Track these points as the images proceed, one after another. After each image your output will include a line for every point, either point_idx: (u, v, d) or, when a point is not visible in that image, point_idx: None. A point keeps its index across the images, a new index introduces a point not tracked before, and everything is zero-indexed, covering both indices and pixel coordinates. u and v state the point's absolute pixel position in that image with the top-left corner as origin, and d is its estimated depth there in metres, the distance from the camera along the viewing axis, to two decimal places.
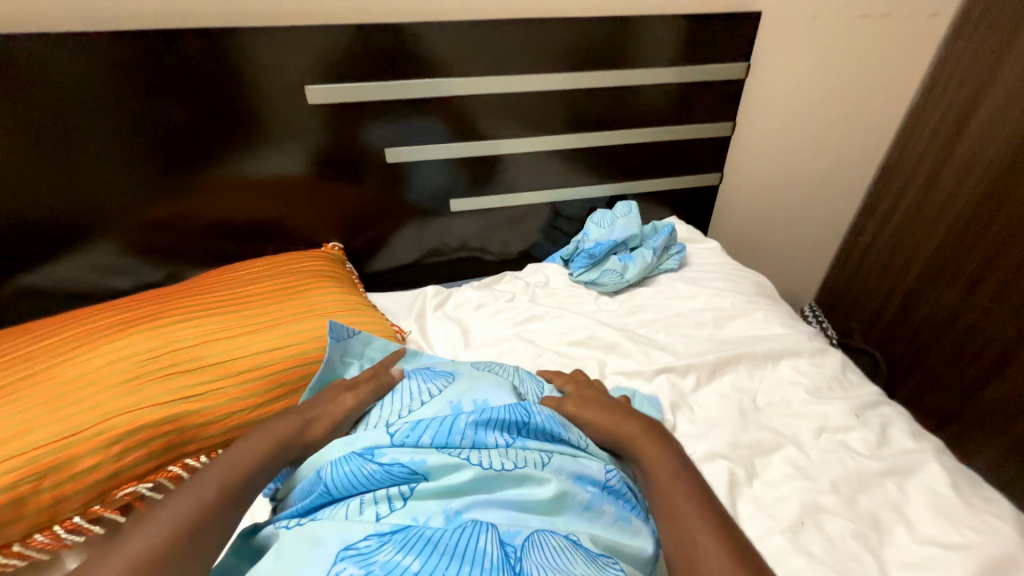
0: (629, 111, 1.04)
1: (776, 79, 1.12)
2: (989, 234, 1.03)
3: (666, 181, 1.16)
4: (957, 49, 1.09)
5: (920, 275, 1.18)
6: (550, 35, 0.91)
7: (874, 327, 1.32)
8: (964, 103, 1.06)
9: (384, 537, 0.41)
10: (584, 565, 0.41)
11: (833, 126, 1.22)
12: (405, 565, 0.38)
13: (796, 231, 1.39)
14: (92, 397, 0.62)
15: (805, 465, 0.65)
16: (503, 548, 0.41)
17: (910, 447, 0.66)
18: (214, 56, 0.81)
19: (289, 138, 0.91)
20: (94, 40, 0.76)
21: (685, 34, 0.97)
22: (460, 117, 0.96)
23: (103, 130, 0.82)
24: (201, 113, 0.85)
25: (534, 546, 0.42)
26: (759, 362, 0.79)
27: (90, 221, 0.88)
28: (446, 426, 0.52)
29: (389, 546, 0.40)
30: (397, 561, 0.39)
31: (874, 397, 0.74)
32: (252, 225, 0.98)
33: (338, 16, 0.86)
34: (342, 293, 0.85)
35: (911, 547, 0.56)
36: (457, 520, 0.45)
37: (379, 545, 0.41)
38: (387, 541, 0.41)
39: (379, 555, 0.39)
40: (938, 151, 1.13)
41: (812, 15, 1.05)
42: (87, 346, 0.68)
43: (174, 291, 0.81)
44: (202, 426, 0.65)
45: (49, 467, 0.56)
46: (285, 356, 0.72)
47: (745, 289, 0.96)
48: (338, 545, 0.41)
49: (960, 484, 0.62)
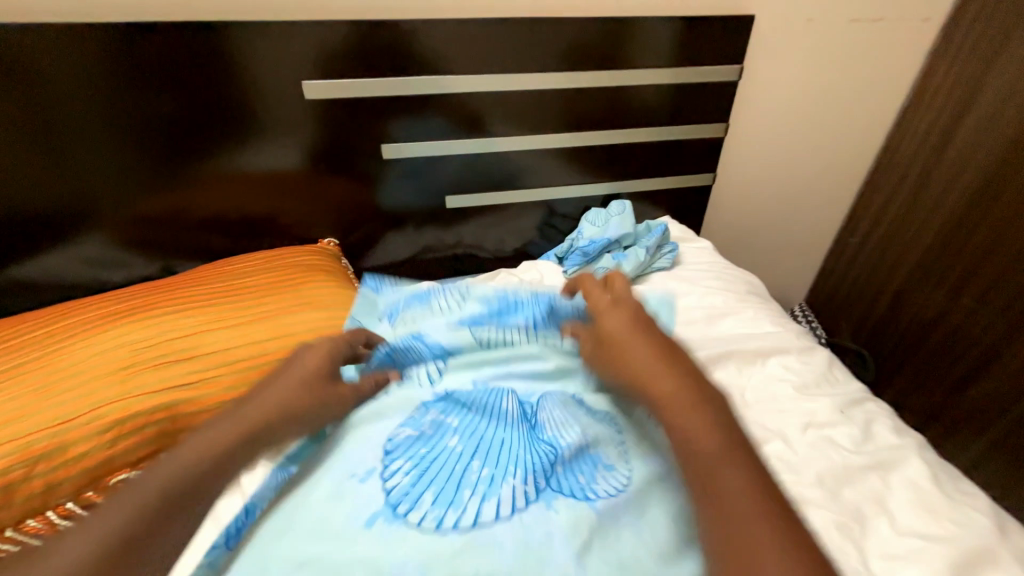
0: (624, 111, 1.05)
1: (770, 83, 1.14)
2: (978, 235, 1.05)
3: (659, 181, 1.17)
4: (946, 55, 1.11)
5: (908, 276, 1.20)
6: (547, 34, 0.92)
7: (862, 326, 1.35)
8: (953, 109, 1.09)
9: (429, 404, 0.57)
10: (586, 415, 0.56)
11: (824, 130, 1.24)
12: (447, 421, 0.54)
13: (788, 232, 1.41)
14: (85, 384, 0.63)
15: (792, 459, 0.66)
16: (522, 407, 0.57)
17: (894, 443, 0.68)
18: (211, 48, 0.81)
19: (283, 132, 0.91)
20: (89, 32, 0.75)
21: (679, 36, 0.99)
22: (458, 115, 0.97)
23: (100, 123, 0.82)
24: (197, 105, 0.85)
25: (547, 403, 0.58)
26: (749, 358, 0.80)
27: (83, 212, 0.88)
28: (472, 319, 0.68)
29: (434, 409, 0.56)
30: (441, 419, 0.54)
31: (859, 394, 0.76)
32: (248, 219, 0.98)
33: (337, 14, 0.87)
34: (338, 286, 0.85)
35: (894, 538, 0.57)
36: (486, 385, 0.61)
37: (426, 409, 0.56)
38: (432, 407, 0.56)
39: (427, 416, 0.55)
40: (929, 154, 1.15)
41: (806, 19, 1.07)
42: (80, 335, 0.69)
43: (165, 283, 0.81)
44: (195, 415, 0.66)
45: (41, 454, 0.57)
46: (280, 348, 0.72)
47: (737, 287, 0.98)
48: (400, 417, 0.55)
49: (941, 477, 0.63)
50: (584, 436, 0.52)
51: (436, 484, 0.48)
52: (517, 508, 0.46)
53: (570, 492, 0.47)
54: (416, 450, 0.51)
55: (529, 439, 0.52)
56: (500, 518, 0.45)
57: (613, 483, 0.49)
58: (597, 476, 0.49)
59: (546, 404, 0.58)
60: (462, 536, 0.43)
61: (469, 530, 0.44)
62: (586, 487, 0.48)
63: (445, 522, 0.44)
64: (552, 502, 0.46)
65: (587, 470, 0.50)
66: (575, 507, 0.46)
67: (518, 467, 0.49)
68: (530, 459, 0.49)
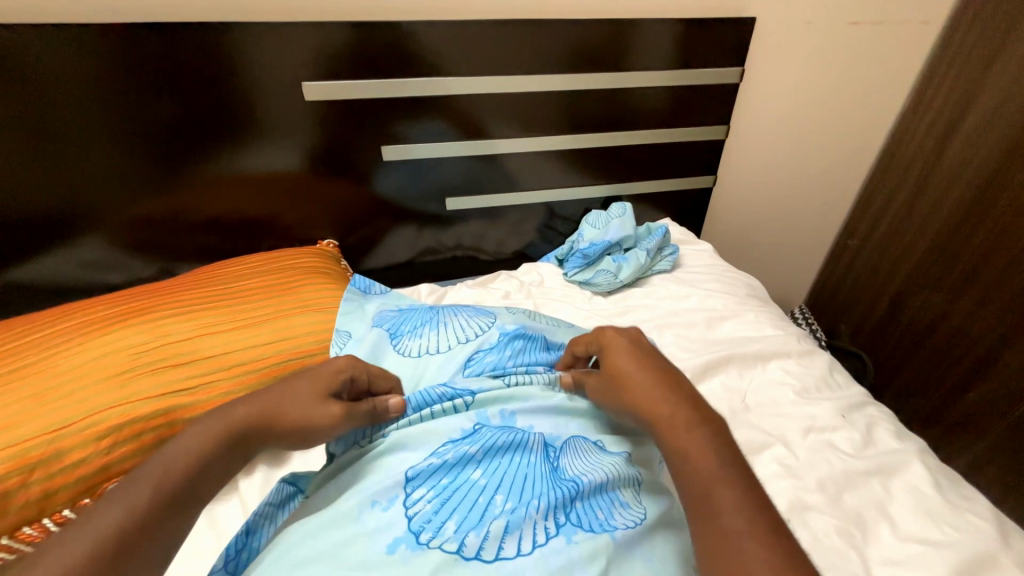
0: (624, 113, 1.05)
1: (770, 85, 1.14)
2: (977, 238, 1.05)
3: (659, 183, 1.17)
4: (946, 58, 1.11)
5: (908, 278, 1.20)
6: (547, 34, 0.92)
7: (861, 329, 1.35)
8: (953, 112, 1.09)
9: (458, 440, 0.53)
10: (608, 460, 0.54)
11: (824, 132, 1.24)
12: (467, 451, 0.52)
13: (788, 234, 1.41)
14: (83, 390, 0.62)
15: (793, 464, 0.66)
16: (546, 448, 0.54)
17: (895, 447, 0.68)
18: (209, 49, 0.80)
19: (282, 133, 0.91)
20: (85, 33, 0.75)
21: (679, 38, 0.98)
22: (458, 116, 0.96)
23: (96, 125, 0.81)
24: (194, 107, 0.84)
25: (570, 448, 0.55)
26: (749, 362, 0.80)
27: (80, 213, 0.87)
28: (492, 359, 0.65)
29: (461, 442, 0.53)
30: (464, 450, 0.52)
31: (860, 398, 0.76)
32: (247, 221, 0.98)
33: (336, 15, 0.86)
34: (336, 288, 0.85)
35: (895, 545, 0.57)
36: (512, 419, 0.58)
37: (455, 443, 0.53)
38: (460, 441, 0.53)
39: (452, 452, 0.52)
40: (929, 156, 1.14)
41: (806, 21, 1.06)
42: (76, 340, 0.68)
43: (163, 286, 0.81)
44: (193, 422, 0.65)
45: (38, 460, 0.57)
46: (279, 352, 0.72)
47: (737, 291, 0.98)
48: (424, 452, 0.53)
49: (942, 482, 0.63)
50: (605, 472, 0.51)
51: (457, 514, 0.47)
52: (538, 542, 0.44)
53: (588, 526, 0.46)
54: (440, 482, 0.49)
55: (552, 474, 0.51)
56: (522, 552, 0.43)
57: (629, 517, 0.48)
58: (613, 511, 0.48)
59: (568, 448, 0.55)
60: (485, 567, 0.42)
61: (491, 563, 0.43)
62: (605, 521, 0.47)
63: (466, 549, 0.43)
64: (572, 534, 0.45)
65: (605, 506, 0.49)
66: (594, 538, 0.45)
67: (540, 498, 0.48)
68: (552, 491, 0.48)
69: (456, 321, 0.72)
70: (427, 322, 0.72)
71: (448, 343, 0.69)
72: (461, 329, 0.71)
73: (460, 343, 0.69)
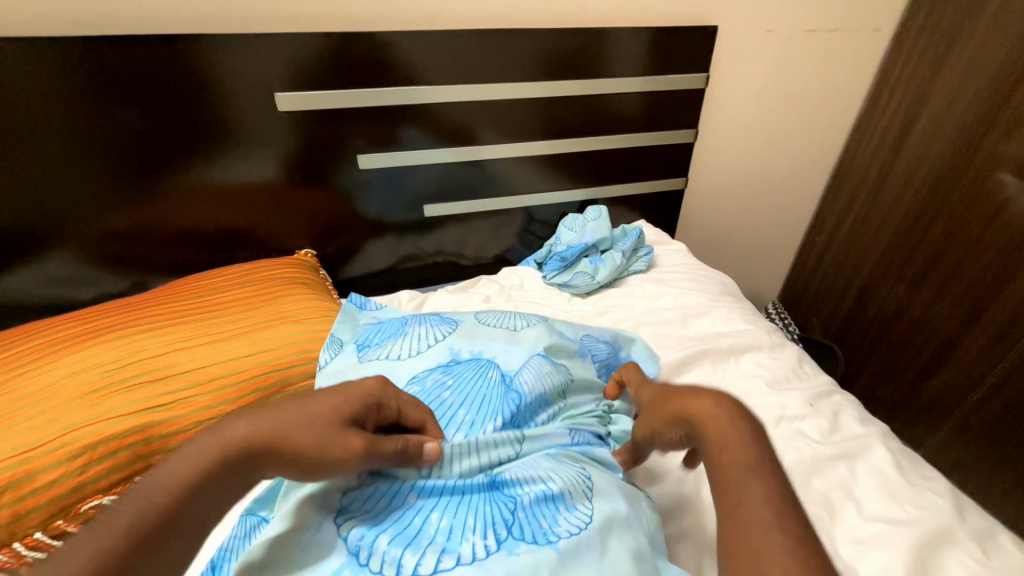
0: (597, 119, 1.08)
1: (736, 90, 1.18)
2: (933, 231, 1.11)
3: (634, 186, 1.20)
4: (897, 63, 1.18)
5: (872, 272, 1.26)
6: (521, 44, 0.94)
7: (831, 322, 1.40)
8: (906, 112, 1.15)
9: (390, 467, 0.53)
10: (547, 463, 0.55)
11: (788, 134, 1.29)
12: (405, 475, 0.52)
13: (759, 233, 1.46)
14: (54, 409, 0.61)
15: (765, 452, 0.68)
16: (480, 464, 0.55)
17: (859, 432, 0.71)
18: (182, 62, 0.80)
19: (253, 143, 0.90)
20: (50, 47, 0.74)
21: (649, 45, 1.02)
22: (435, 123, 0.98)
23: (63, 140, 0.80)
24: (166, 119, 0.84)
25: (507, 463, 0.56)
26: (722, 356, 0.83)
27: (44, 229, 0.85)
28: (441, 377, 0.64)
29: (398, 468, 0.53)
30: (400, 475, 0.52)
31: (827, 386, 0.79)
32: (223, 233, 0.97)
33: (310, 26, 0.87)
34: (314, 299, 0.85)
35: (861, 525, 0.59)
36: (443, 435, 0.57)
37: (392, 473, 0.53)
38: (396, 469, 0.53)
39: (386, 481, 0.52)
40: (886, 155, 1.21)
41: (766, 30, 1.11)
42: (44, 359, 0.67)
43: (133, 301, 0.79)
44: (168, 437, 0.64)
45: (7, 483, 0.55)
46: (256, 363, 0.71)
47: (710, 287, 1.01)
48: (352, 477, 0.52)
49: (903, 464, 0.66)
50: (547, 482, 0.52)
51: (392, 530, 0.48)
52: (478, 556, 0.45)
53: (532, 538, 0.47)
54: (375, 505, 0.50)
55: (490, 492, 0.52)
56: (459, 566, 0.44)
57: (574, 521, 0.49)
58: (557, 517, 0.49)
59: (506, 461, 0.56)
60: None
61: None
62: (549, 530, 0.48)
63: (404, 568, 0.44)
64: (513, 547, 0.46)
65: (550, 514, 0.49)
66: (536, 550, 0.46)
67: (476, 517, 0.48)
68: (489, 508, 0.49)
69: (423, 333, 0.72)
70: (393, 332, 0.73)
71: (407, 353, 0.68)
72: (419, 340, 0.71)
73: (410, 356, 0.68)
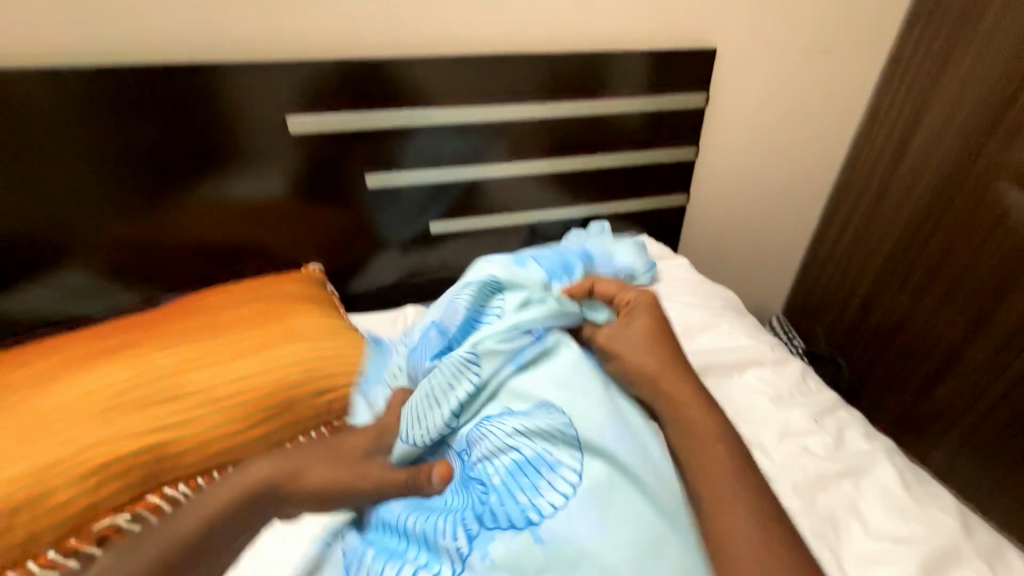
0: (599, 137, 1.10)
1: (735, 108, 1.20)
2: (934, 244, 1.12)
3: (635, 201, 1.22)
4: (894, 80, 1.20)
5: (875, 284, 1.26)
6: (524, 67, 0.97)
7: (835, 334, 1.40)
8: (905, 126, 1.17)
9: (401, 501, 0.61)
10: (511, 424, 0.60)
11: (788, 149, 1.30)
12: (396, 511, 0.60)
13: (761, 246, 1.46)
14: (70, 428, 0.63)
15: (769, 468, 0.68)
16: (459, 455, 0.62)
17: (864, 449, 0.71)
18: (198, 88, 0.84)
19: (265, 163, 0.93)
20: (74, 74, 0.78)
21: (648, 67, 1.04)
22: (439, 143, 1.00)
23: (83, 161, 0.84)
24: (181, 141, 0.87)
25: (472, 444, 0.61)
26: (726, 372, 0.83)
27: (63, 247, 0.88)
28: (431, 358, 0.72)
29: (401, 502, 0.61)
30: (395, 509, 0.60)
31: (832, 402, 0.79)
32: (233, 249, 1.00)
33: (320, 51, 0.91)
34: (323, 316, 0.86)
35: (866, 543, 0.60)
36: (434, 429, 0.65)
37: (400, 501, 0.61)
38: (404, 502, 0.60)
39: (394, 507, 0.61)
40: (886, 169, 1.22)
41: (763, 50, 1.14)
42: (62, 378, 0.68)
43: (151, 317, 0.82)
44: (179, 456, 0.66)
45: (25, 503, 0.58)
46: (265, 382, 0.73)
47: (713, 302, 1.02)
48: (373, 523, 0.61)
49: (909, 481, 0.66)
50: (517, 452, 0.58)
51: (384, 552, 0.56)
52: (462, 556, 0.52)
53: (510, 520, 0.53)
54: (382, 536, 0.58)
55: (464, 485, 0.58)
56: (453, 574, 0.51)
57: (558, 494, 0.55)
58: (537, 488, 0.55)
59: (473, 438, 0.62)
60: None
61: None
62: (526, 506, 0.54)
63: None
64: (486, 545, 0.52)
65: (528, 488, 0.55)
66: (514, 539, 0.52)
67: (460, 512, 0.55)
68: (466, 505, 0.56)
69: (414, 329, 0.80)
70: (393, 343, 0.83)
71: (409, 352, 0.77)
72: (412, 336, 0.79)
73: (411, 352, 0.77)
